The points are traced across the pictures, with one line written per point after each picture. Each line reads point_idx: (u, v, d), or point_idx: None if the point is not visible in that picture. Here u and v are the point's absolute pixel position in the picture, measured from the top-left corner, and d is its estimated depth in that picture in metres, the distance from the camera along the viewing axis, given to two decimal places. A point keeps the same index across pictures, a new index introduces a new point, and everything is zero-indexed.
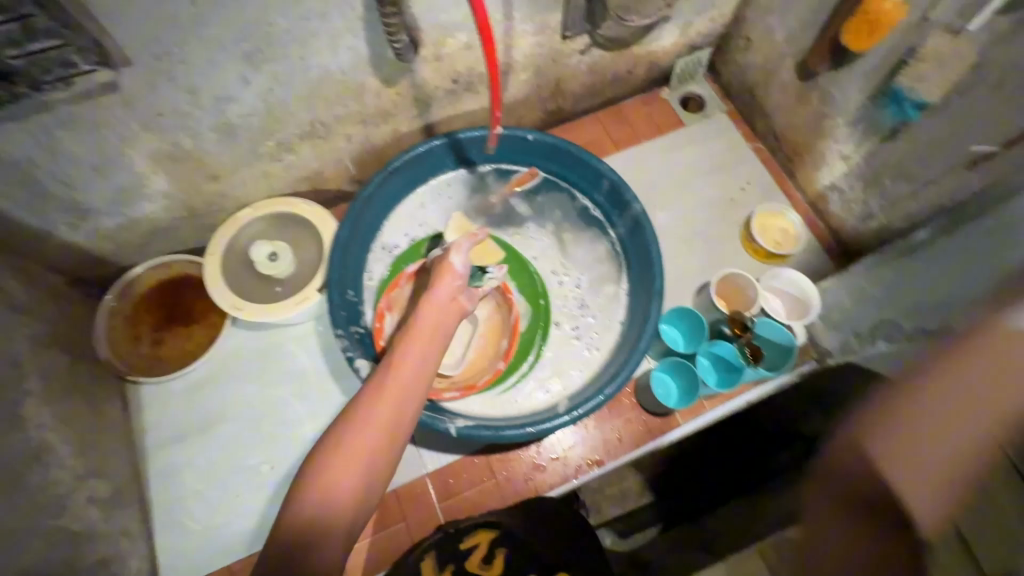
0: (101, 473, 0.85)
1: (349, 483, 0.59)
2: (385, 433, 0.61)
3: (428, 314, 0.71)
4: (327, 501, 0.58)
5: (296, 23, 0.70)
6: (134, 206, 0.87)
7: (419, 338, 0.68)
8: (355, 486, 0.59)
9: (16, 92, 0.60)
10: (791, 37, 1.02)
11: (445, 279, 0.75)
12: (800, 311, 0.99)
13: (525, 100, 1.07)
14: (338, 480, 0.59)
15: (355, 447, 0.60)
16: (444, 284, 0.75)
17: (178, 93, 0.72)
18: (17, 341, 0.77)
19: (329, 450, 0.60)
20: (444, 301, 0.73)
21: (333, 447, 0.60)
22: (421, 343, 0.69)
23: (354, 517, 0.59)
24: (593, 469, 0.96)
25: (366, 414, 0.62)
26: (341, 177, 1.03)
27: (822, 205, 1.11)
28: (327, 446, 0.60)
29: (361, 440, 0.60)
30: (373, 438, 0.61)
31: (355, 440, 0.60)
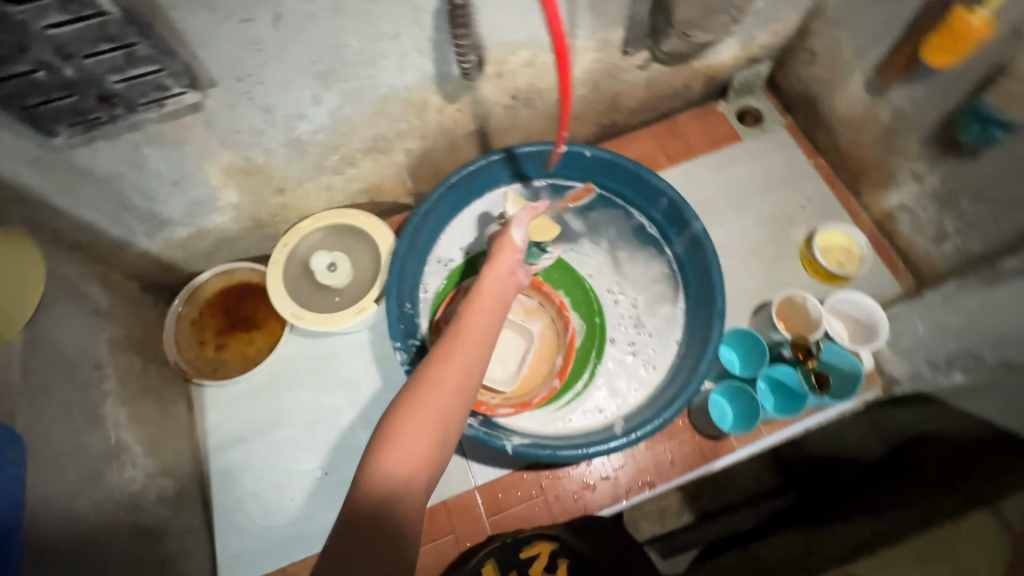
0: (169, 472, 0.88)
1: (419, 450, 0.57)
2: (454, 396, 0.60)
3: (490, 285, 0.70)
4: (398, 469, 0.55)
5: (369, 44, 0.71)
6: (206, 217, 0.91)
7: (483, 306, 0.67)
8: (425, 455, 0.57)
9: (114, 114, 0.64)
10: (861, 50, 0.98)
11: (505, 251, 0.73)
12: (863, 336, 0.96)
13: (581, 115, 1.07)
14: (409, 448, 0.56)
15: (426, 414, 0.58)
16: (504, 255, 0.73)
17: (256, 112, 0.75)
18: (98, 344, 0.82)
19: (399, 417, 0.58)
20: (506, 273, 0.71)
21: (404, 410, 0.58)
22: (484, 312, 0.67)
23: (424, 486, 0.57)
24: (643, 490, 0.95)
25: (436, 379, 0.60)
26: (399, 190, 1.05)
27: (889, 225, 1.08)
28: (395, 415, 0.58)
29: (431, 403, 0.59)
30: (444, 404, 0.59)
31: (426, 406, 0.58)
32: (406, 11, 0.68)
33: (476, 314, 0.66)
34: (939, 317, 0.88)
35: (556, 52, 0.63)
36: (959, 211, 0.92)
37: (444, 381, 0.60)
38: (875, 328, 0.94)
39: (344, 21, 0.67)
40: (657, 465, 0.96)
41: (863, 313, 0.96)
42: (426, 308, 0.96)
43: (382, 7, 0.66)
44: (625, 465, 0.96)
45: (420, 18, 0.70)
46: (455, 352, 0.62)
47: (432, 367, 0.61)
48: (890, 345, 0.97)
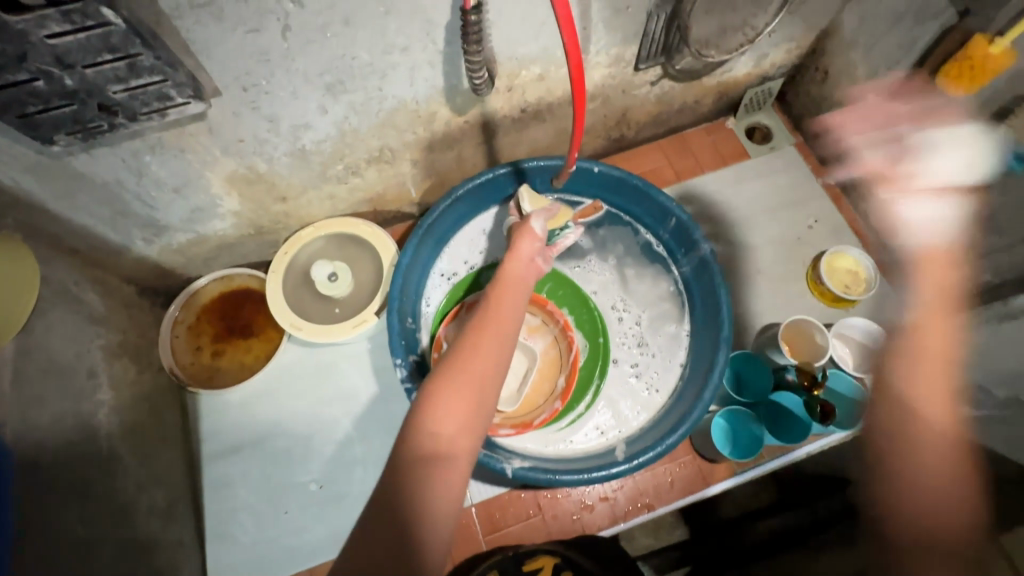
0: (161, 482, 0.87)
1: (457, 422, 0.59)
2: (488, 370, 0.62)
3: (512, 271, 0.73)
4: (436, 440, 0.57)
5: (378, 57, 0.70)
6: (206, 223, 0.90)
7: (509, 288, 0.70)
8: (463, 426, 0.59)
9: (114, 123, 0.62)
10: (875, 73, 0.97)
11: (525, 239, 0.76)
12: (866, 363, 0.96)
13: (591, 129, 1.06)
14: (448, 420, 0.59)
15: (461, 388, 0.60)
16: (524, 243, 0.76)
17: (261, 121, 0.73)
18: (92, 352, 0.80)
19: (439, 388, 0.60)
20: (528, 258, 0.74)
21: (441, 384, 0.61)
22: (510, 295, 0.69)
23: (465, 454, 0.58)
24: (642, 512, 0.93)
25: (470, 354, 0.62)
26: (402, 199, 1.03)
27: (897, 248, 1.06)
28: (432, 390, 0.60)
29: (466, 377, 0.61)
30: (479, 374, 0.61)
31: (462, 377, 0.60)
32: (418, 24, 0.67)
33: (501, 296, 0.69)
34: None
35: (573, 73, 0.61)
36: None
37: (475, 357, 0.62)
38: (879, 356, 0.94)
39: (354, 33, 0.65)
40: (656, 486, 0.95)
41: (868, 339, 0.95)
42: (428, 321, 0.95)
43: (393, 20, 0.65)
44: (624, 485, 0.95)
45: (433, 31, 0.69)
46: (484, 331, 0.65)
47: (464, 345, 0.64)
48: None
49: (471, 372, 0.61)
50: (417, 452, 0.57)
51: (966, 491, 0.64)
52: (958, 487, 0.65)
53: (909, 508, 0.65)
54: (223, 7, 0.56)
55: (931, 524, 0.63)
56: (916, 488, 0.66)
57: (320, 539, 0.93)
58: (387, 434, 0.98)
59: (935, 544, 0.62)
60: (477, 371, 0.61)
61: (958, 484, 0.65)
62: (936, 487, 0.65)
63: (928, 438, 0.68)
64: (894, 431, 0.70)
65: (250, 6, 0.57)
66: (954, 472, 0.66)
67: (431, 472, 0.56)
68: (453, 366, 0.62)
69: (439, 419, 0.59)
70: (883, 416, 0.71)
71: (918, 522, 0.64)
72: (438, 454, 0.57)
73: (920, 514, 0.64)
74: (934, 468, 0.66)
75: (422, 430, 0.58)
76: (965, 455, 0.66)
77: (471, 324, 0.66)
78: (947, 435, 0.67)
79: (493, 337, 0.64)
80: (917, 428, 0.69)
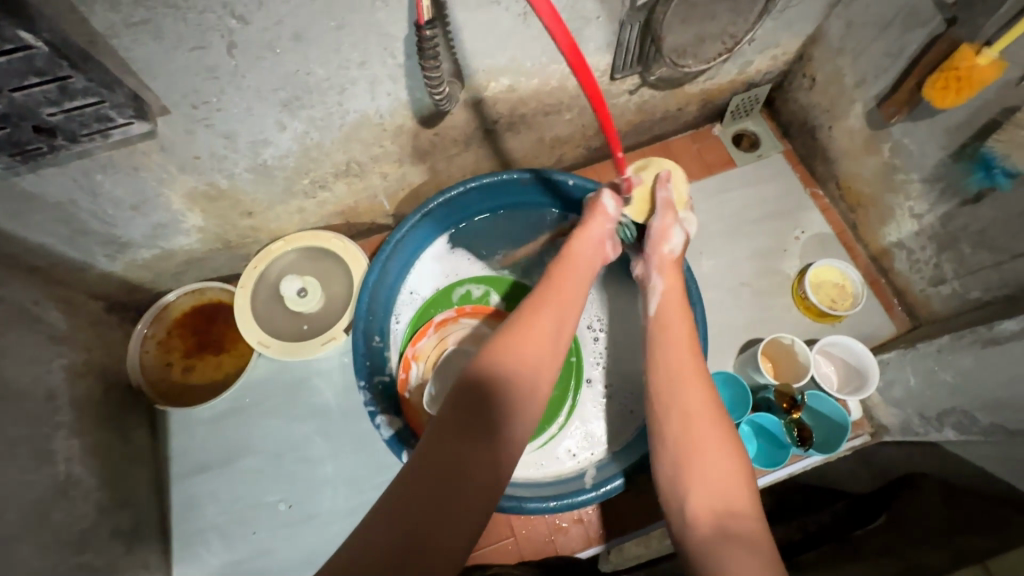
0: (125, 504, 0.85)
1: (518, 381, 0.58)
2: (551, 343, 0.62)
3: (579, 247, 0.76)
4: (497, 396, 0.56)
5: (335, 72, 0.67)
6: (171, 239, 0.88)
7: (573, 266, 0.73)
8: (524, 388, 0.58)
9: (55, 144, 0.60)
10: (863, 81, 0.93)
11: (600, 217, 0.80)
12: (850, 382, 0.94)
13: (570, 138, 1.03)
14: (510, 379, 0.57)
15: (528, 360, 0.59)
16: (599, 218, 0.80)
17: (216, 139, 0.71)
18: (52, 373, 0.78)
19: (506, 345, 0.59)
20: (599, 235, 0.78)
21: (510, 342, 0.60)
22: (571, 270, 0.72)
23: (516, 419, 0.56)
24: (614, 536, 0.91)
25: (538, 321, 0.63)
26: (376, 212, 1.01)
27: (886, 261, 1.03)
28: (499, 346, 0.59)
29: (532, 341, 0.60)
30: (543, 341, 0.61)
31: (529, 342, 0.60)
32: (374, 39, 0.64)
33: (566, 276, 0.71)
34: (931, 370, 0.84)
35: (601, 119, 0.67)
36: (958, 255, 0.87)
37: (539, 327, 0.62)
38: (863, 375, 0.91)
39: (307, 50, 0.63)
40: (631, 506, 0.93)
41: (852, 358, 0.93)
42: (398, 340, 0.94)
43: (347, 35, 0.63)
44: (599, 507, 0.93)
45: (390, 45, 0.66)
46: (550, 305, 0.65)
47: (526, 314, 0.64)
48: (882, 393, 0.93)
49: (541, 348, 0.60)
50: (475, 411, 0.54)
51: (744, 484, 0.57)
52: (729, 479, 0.56)
53: (692, 486, 0.57)
54: (162, 25, 0.54)
55: (719, 507, 0.55)
56: (698, 470, 0.57)
57: (288, 560, 0.91)
58: (360, 452, 0.96)
59: (737, 532, 0.53)
60: (545, 344, 0.61)
61: (718, 467, 0.57)
62: (698, 471, 0.57)
63: (684, 417, 0.61)
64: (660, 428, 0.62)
65: (190, 24, 0.55)
66: (708, 456, 0.58)
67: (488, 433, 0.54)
68: (521, 334, 0.61)
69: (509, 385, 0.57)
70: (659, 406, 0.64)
71: (712, 500, 0.55)
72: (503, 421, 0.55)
73: (701, 492, 0.56)
74: (692, 442, 0.59)
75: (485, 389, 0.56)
76: (721, 435, 0.59)
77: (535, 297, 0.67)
78: (700, 412, 0.61)
79: (558, 315, 0.65)
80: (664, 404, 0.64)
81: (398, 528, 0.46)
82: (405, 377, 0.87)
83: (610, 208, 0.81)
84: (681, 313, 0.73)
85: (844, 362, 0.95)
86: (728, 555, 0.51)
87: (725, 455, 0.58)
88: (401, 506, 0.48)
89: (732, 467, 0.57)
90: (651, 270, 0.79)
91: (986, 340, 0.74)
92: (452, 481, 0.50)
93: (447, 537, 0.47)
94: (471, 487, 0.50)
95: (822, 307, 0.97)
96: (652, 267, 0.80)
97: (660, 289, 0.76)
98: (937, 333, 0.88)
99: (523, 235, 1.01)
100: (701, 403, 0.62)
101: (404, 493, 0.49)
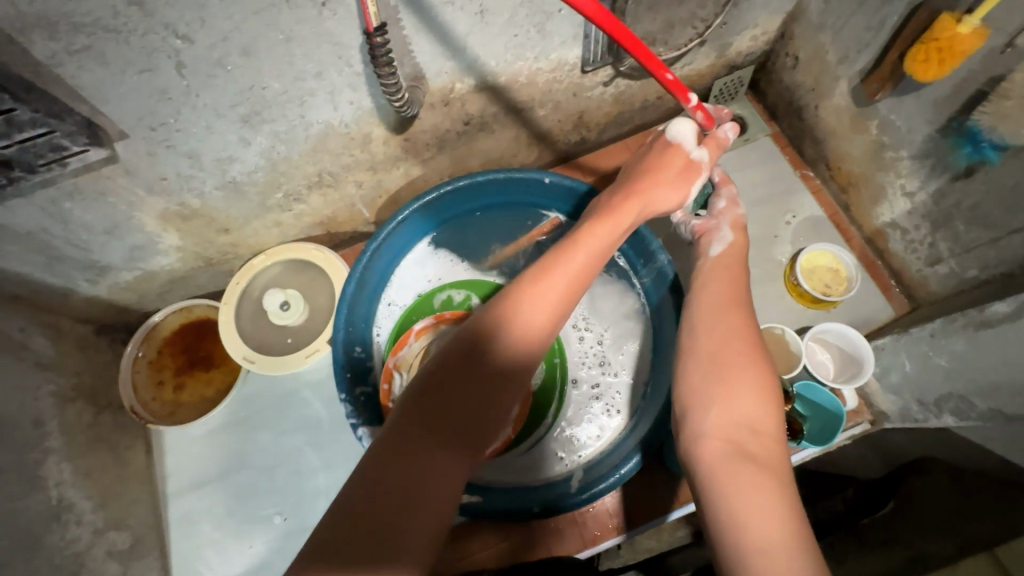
0: (123, 525, 0.85)
1: (533, 319, 0.59)
2: (567, 290, 0.62)
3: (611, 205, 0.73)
4: (507, 341, 0.58)
5: (292, 84, 0.67)
6: (151, 259, 0.88)
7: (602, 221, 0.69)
8: (538, 329, 0.59)
9: (13, 176, 0.60)
10: (846, 57, 0.90)
11: (665, 188, 0.75)
12: (845, 369, 0.92)
13: (548, 135, 1.01)
14: (529, 319, 0.59)
15: (539, 309, 0.59)
16: (661, 183, 0.75)
17: (180, 159, 0.71)
18: (41, 400, 0.78)
19: (524, 288, 0.60)
20: (653, 201, 0.74)
21: (542, 276, 0.62)
22: (604, 227, 0.69)
23: (525, 359, 0.59)
24: (610, 537, 0.90)
25: (571, 260, 0.64)
26: (355, 220, 1.01)
27: (881, 242, 1.00)
28: (518, 287, 0.61)
29: (556, 282, 0.61)
30: (562, 288, 0.61)
31: (551, 283, 0.61)
32: (327, 48, 0.63)
33: (571, 236, 0.68)
34: (925, 354, 0.80)
35: (609, 32, 0.58)
36: (953, 233, 0.84)
37: (553, 274, 0.62)
38: (859, 362, 0.89)
39: (258, 63, 0.62)
40: (628, 505, 0.92)
41: (847, 344, 0.90)
42: (380, 350, 0.94)
43: (298, 46, 0.61)
44: (595, 508, 0.92)
45: (345, 54, 0.65)
46: (570, 251, 0.65)
47: (547, 260, 0.64)
48: (879, 379, 0.90)
49: (530, 328, 0.59)
50: (483, 350, 0.57)
51: (768, 407, 0.57)
52: (753, 403, 0.57)
53: (711, 402, 0.58)
54: (105, 50, 0.53)
55: (733, 421, 0.56)
56: (724, 387, 0.58)
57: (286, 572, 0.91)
58: (351, 462, 0.96)
59: (749, 450, 0.54)
60: (537, 320, 0.59)
61: (740, 386, 0.58)
62: (719, 389, 0.58)
63: (720, 338, 0.62)
64: (692, 341, 0.64)
65: (134, 47, 0.54)
66: (732, 373, 0.59)
67: (490, 376, 0.57)
68: (510, 308, 0.59)
69: (484, 367, 0.57)
70: (694, 325, 0.66)
71: (729, 417, 0.56)
72: (476, 404, 0.56)
73: (720, 403, 0.57)
74: (717, 365, 0.60)
75: (492, 330, 0.58)
76: (749, 358, 0.60)
77: (537, 265, 0.64)
78: (729, 342, 0.62)
79: (558, 288, 0.61)
80: (702, 323, 0.65)
81: (361, 514, 0.48)
82: (388, 387, 0.85)
83: (695, 190, 0.77)
84: (740, 266, 0.74)
85: (840, 349, 0.93)
86: (735, 469, 0.52)
87: (747, 379, 0.58)
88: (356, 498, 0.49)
89: (753, 394, 0.57)
90: (720, 223, 0.79)
91: (978, 322, 0.71)
92: (426, 460, 0.52)
93: (416, 526, 0.49)
94: (434, 477, 0.51)
95: (815, 294, 0.95)
96: (723, 222, 0.79)
97: (729, 238, 0.77)
98: (931, 316, 0.85)
99: (505, 236, 1.01)
100: (732, 325, 0.63)
101: (363, 484, 0.50)
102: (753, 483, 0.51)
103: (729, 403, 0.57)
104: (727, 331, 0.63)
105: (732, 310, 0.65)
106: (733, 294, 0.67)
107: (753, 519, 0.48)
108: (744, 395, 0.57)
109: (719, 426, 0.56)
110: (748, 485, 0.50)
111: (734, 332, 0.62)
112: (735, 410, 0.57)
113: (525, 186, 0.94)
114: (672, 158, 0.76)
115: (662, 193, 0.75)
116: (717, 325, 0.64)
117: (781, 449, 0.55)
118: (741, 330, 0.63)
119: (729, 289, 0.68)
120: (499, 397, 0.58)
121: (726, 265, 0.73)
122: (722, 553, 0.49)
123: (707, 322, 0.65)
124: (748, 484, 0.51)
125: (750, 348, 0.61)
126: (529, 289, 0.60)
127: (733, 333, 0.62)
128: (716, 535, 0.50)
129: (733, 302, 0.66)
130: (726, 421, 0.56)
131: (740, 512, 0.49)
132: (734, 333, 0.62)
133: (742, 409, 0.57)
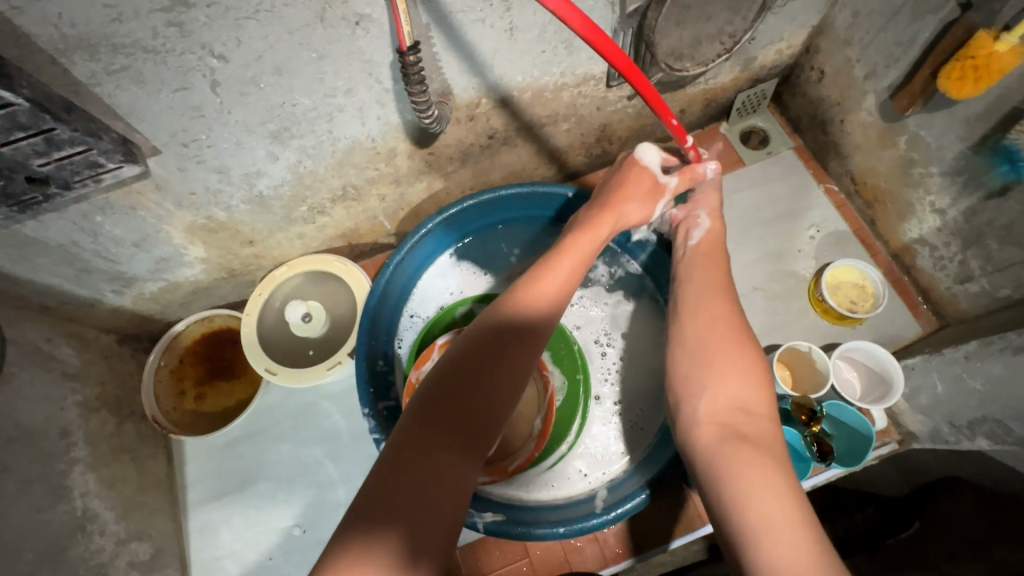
0: (143, 535, 0.85)
1: (518, 325, 0.60)
2: (555, 301, 0.63)
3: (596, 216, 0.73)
4: (502, 344, 0.59)
5: (321, 101, 0.67)
6: (176, 271, 0.89)
7: (585, 235, 0.70)
8: (526, 334, 0.60)
9: (49, 193, 0.61)
10: (873, 72, 0.89)
11: (636, 203, 0.76)
12: (874, 388, 0.90)
13: (570, 148, 1.01)
14: (517, 324, 0.60)
15: (526, 316, 0.61)
16: (632, 201, 0.76)
17: (210, 173, 0.71)
18: (66, 411, 0.78)
19: (514, 299, 0.62)
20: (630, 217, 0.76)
21: (530, 286, 0.64)
22: (586, 241, 0.70)
23: (521, 366, 0.59)
24: (627, 556, 0.89)
25: (555, 274, 0.65)
26: (376, 232, 1.01)
27: (908, 257, 0.98)
28: (507, 301, 0.63)
29: (541, 291, 0.63)
30: (548, 298, 0.63)
31: (536, 293, 0.63)
32: (358, 66, 0.63)
33: (551, 250, 0.70)
34: (958, 376, 0.78)
35: (650, 102, 0.68)
36: (985, 251, 0.82)
37: (536, 287, 0.63)
38: (888, 384, 0.87)
39: (290, 82, 0.62)
40: (648, 524, 0.91)
41: (876, 363, 0.89)
42: (402, 363, 0.94)
43: (329, 64, 0.62)
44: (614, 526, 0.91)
45: (375, 71, 0.65)
46: (552, 263, 0.67)
47: (531, 275, 0.65)
48: (907, 400, 0.88)
49: (515, 338, 0.60)
50: (479, 353, 0.58)
51: (760, 390, 0.58)
52: (747, 386, 0.58)
53: (703, 387, 0.60)
54: (142, 70, 0.54)
55: (728, 406, 0.57)
56: (717, 370, 0.60)
57: None
58: None
59: (742, 430, 0.55)
60: (529, 325, 0.60)
61: (731, 371, 0.60)
62: (711, 373, 0.60)
63: (708, 323, 0.65)
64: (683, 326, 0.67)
65: (171, 66, 0.55)
66: (717, 359, 0.61)
67: (489, 377, 0.57)
68: (495, 321, 0.61)
69: (477, 372, 0.56)
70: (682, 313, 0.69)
71: (722, 401, 0.58)
72: (479, 407, 0.55)
73: (714, 389, 0.59)
74: (707, 355, 0.62)
75: (488, 338, 0.59)
76: (739, 345, 0.62)
77: (521, 280, 0.65)
78: (716, 329, 0.64)
79: (538, 304, 0.62)
80: (693, 311, 0.67)
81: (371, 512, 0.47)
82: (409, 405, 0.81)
83: (659, 208, 0.79)
84: (723, 251, 0.76)
85: (868, 368, 0.91)
86: (738, 451, 0.52)
87: (738, 363, 0.60)
88: (361, 516, 0.47)
89: (746, 376, 0.59)
90: (697, 210, 0.80)
91: (1016, 347, 0.69)
92: (434, 458, 0.51)
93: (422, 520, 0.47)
94: (444, 473, 0.50)
95: (840, 311, 0.93)
96: (699, 207, 0.80)
97: (706, 225, 0.79)
98: (964, 335, 0.83)
99: (527, 248, 1.00)
100: (721, 315, 0.65)
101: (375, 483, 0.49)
102: (752, 461, 0.51)
103: (725, 390, 0.58)
104: (717, 321, 0.65)
105: (723, 302, 0.67)
106: (723, 286, 0.70)
107: (757, 495, 0.48)
108: (736, 375, 0.59)
109: (716, 410, 0.58)
110: (751, 465, 0.50)
111: (721, 318, 0.65)
112: (729, 392, 0.58)
113: (550, 201, 0.94)
114: (642, 177, 0.77)
115: (634, 208, 0.76)
116: (709, 315, 0.66)
117: (775, 427, 0.55)
118: (727, 318, 0.65)
119: (718, 279, 0.71)
120: (493, 407, 0.56)
121: (705, 251, 0.76)
122: (726, 535, 0.47)
123: (696, 308, 0.68)
124: (746, 461, 0.51)
125: (739, 335, 0.63)
126: (515, 301, 0.62)
127: (721, 320, 0.65)
128: (718, 517, 0.49)
129: (722, 293, 0.69)
130: (721, 404, 0.58)
131: (741, 488, 0.49)
132: (721, 321, 0.65)
133: (735, 392, 0.58)
